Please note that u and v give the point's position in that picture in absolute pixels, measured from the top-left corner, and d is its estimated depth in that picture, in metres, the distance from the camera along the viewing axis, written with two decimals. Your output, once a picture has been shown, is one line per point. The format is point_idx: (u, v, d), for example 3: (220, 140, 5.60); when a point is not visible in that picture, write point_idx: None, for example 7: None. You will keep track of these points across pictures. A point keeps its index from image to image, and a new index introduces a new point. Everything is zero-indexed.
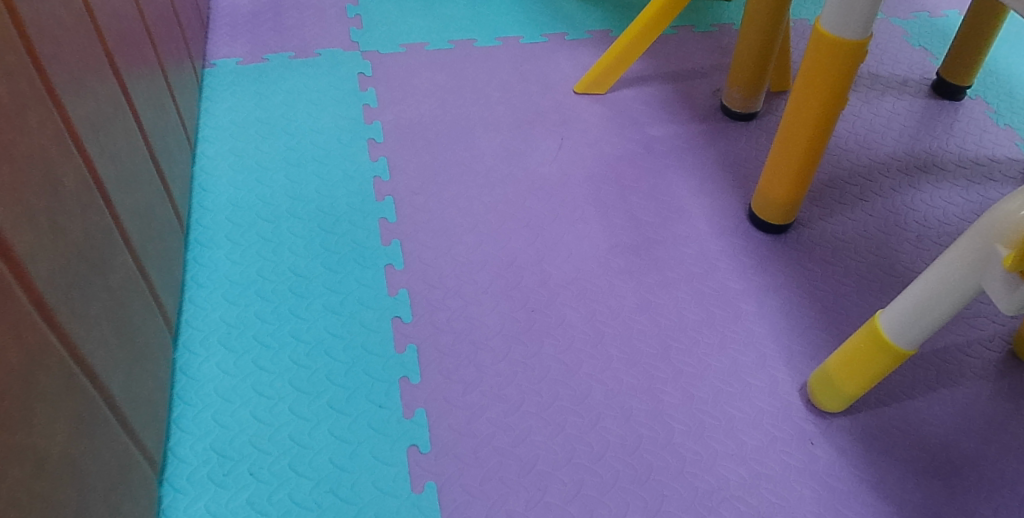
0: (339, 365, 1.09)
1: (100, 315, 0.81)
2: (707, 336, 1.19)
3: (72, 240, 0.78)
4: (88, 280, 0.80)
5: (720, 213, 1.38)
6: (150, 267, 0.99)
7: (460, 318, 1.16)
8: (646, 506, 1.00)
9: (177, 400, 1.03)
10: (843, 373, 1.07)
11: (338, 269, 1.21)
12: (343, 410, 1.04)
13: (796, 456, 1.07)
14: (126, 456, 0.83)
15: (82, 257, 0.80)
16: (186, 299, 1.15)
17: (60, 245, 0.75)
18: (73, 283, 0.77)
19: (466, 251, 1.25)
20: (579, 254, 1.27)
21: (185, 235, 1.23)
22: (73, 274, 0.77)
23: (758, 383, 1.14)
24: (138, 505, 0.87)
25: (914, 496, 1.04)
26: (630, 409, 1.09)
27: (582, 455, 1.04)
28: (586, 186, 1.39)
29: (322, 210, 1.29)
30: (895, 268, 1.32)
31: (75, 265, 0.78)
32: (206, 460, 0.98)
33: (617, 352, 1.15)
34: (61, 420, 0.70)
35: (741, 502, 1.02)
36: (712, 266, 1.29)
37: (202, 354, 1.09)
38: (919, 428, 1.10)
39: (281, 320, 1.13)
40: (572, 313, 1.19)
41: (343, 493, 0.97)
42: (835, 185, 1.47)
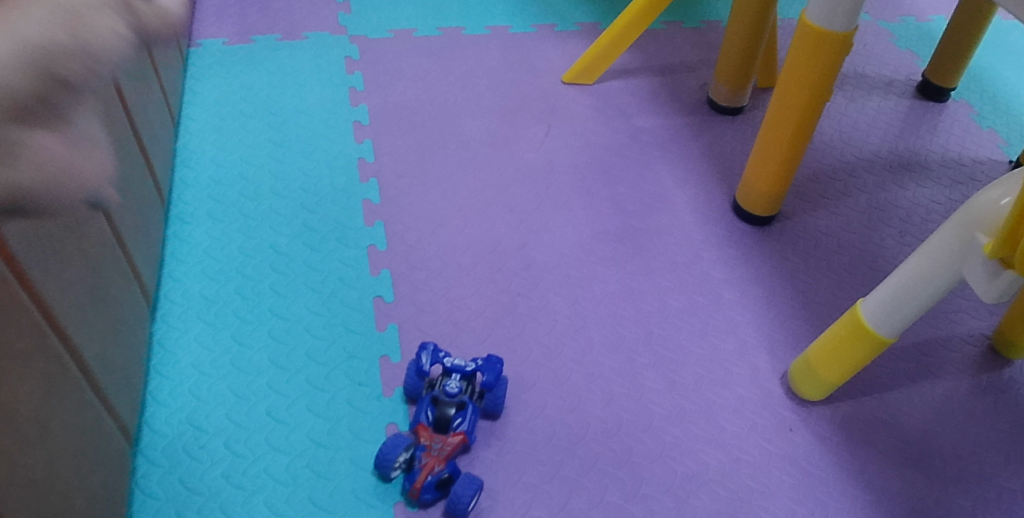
0: (318, 342, 1.07)
1: (76, 280, 0.77)
2: (689, 323, 1.19)
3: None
4: (66, 244, 0.75)
5: (704, 203, 1.38)
6: (129, 239, 0.95)
7: (442, 299, 1.15)
8: (625, 488, 0.99)
9: (153, 373, 1.01)
10: (824, 360, 1.07)
11: (319, 248, 1.19)
12: (322, 387, 1.03)
13: (776, 443, 1.06)
14: (99, 426, 0.78)
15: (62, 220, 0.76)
16: (166, 274, 1.12)
17: None
18: (48, 243, 0.72)
19: (450, 234, 1.25)
20: (563, 240, 1.28)
21: (167, 212, 1.20)
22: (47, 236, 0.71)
23: (738, 369, 1.14)
24: (113, 484, 0.81)
25: (892, 484, 1.03)
26: (610, 393, 1.09)
27: (562, 437, 1.03)
28: (572, 174, 1.39)
29: (304, 190, 1.28)
30: (877, 262, 1.33)
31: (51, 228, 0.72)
32: (181, 433, 0.96)
33: (599, 336, 1.15)
34: (35, 387, 0.65)
35: (721, 487, 1.01)
36: (696, 255, 1.29)
37: (180, 328, 1.06)
38: (898, 418, 1.10)
39: (261, 296, 1.12)
40: (555, 298, 1.19)
41: (320, 469, 0.95)
42: (820, 179, 1.48)
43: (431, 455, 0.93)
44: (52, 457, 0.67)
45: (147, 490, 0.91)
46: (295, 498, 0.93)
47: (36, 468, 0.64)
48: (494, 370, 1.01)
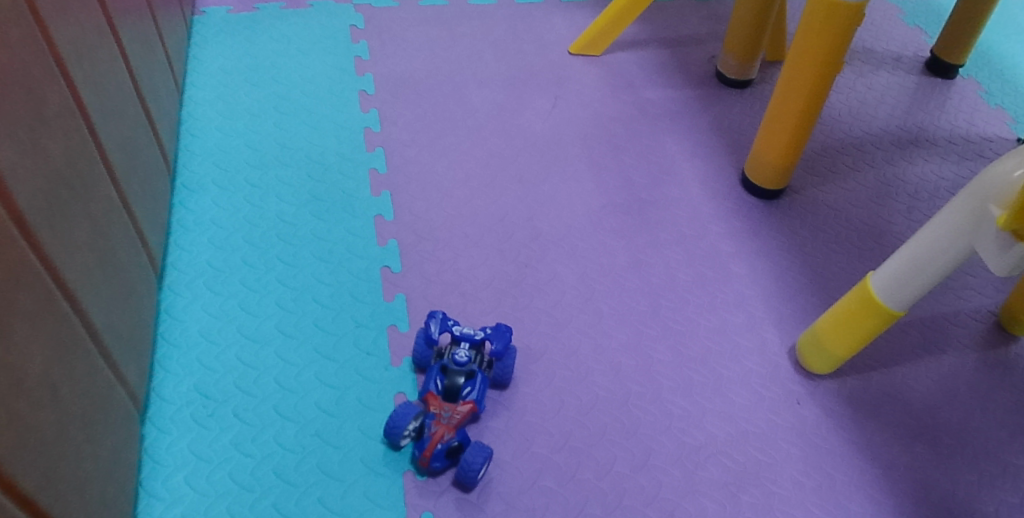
0: (326, 312, 1.07)
1: (85, 245, 0.75)
2: (697, 296, 1.18)
3: (55, 161, 0.71)
4: (75, 208, 0.74)
5: (712, 176, 1.37)
6: (135, 206, 0.93)
7: (450, 270, 1.15)
8: (634, 459, 0.99)
9: (160, 340, 1.01)
10: (833, 333, 1.07)
11: (325, 217, 1.18)
12: (330, 356, 1.02)
13: (784, 416, 1.06)
14: (108, 392, 0.77)
15: (71, 183, 0.74)
16: (172, 242, 1.11)
17: (47, 167, 0.70)
18: (56, 206, 0.70)
19: (458, 204, 1.24)
20: (571, 211, 1.27)
21: (172, 180, 1.19)
22: (56, 198, 0.70)
23: (746, 342, 1.14)
24: (123, 448, 0.81)
25: (899, 457, 1.04)
26: (619, 365, 1.08)
27: (571, 408, 1.03)
28: (579, 146, 1.38)
29: (310, 159, 1.26)
30: (885, 238, 1.32)
31: (60, 189, 0.71)
32: (190, 401, 0.96)
33: (607, 308, 1.15)
34: (46, 349, 0.64)
35: (729, 459, 1.01)
36: (704, 228, 1.28)
37: (187, 296, 1.05)
38: (905, 392, 1.10)
39: (268, 265, 1.11)
40: (563, 270, 1.18)
41: (328, 437, 0.95)
42: (828, 153, 1.47)
43: (441, 423, 0.93)
44: (63, 422, 0.67)
45: (156, 457, 0.91)
46: (304, 466, 0.92)
47: (48, 431, 0.64)
48: (503, 338, 1.01)
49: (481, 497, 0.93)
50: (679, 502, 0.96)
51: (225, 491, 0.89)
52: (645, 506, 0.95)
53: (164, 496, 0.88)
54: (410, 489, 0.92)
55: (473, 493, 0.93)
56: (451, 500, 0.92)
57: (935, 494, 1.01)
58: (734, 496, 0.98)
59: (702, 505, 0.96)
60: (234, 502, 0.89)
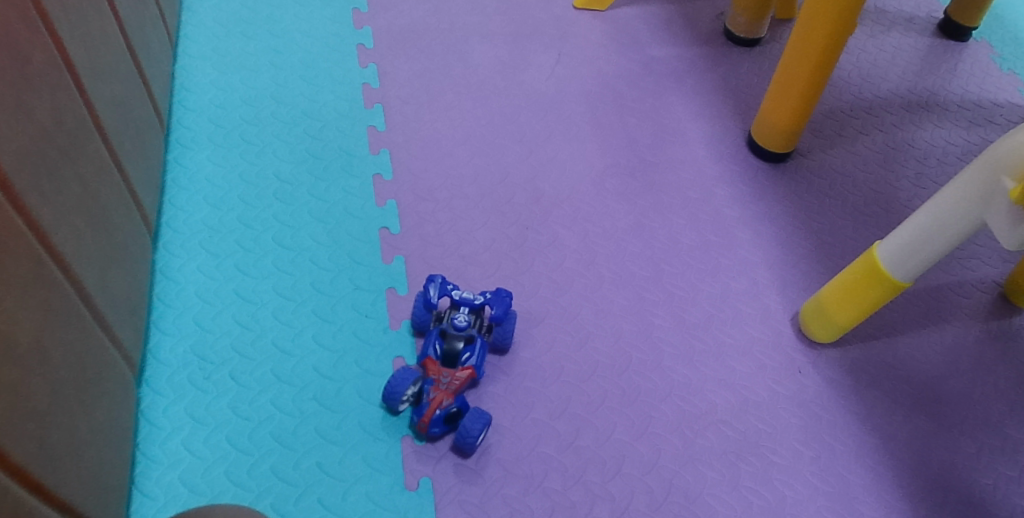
0: (324, 274, 1.05)
1: (76, 207, 0.73)
2: (701, 261, 1.17)
3: (42, 120, 0.68)
4: (64, 168, 0.71)
5: (718, 138, 1.34)
6: (128, 165, 0.90)
7: (449, 232, 1.13)
8: (633, 426, 0.99)
9: (156, 301, 0.99)
10: (837, 302, 1.06)
11: (323, 175, 1.15)
12: (328, 319, 1.01)
13: (785, 385, 1.06)
14: (102, 356, 0.76)
15: (60, 142, 0.71)
16: (167, 200, 1.08)
17: (33, 127, 0.67)
18: (43, 167, 0.67)
19: (458, 164, 1.21)
20: (574, 173, 1.24)
21: (166, 135, 1.15)
22: (43, 159, 0.67)
23: (749, 310, 1.12)
24: (119, 413, 0.79)
25: (899, 428, 1.03)
26: (619, 331, 1.07)
27: (571, 374, 1.02)
28: (583, 104, 1.35)
29: (307, 115, 1.23)
30: (891, 204, 1.30)
31: (47, 150, 0.68)
32: (186, 363, 0.95)
33: (608, 273, 1.13)
34: (36, 316, 0.63)
35: (728, 427, 1.01)
36: (709, 192, 1.26)
37: (183, 256, 1.03)
38: (907, 363, 1.09)
39: (265, 225, 1.08)
40: (565, 233, 1.16)
41: (327, 401, 0.94)
42: (837, 116, 1.44)
43: (440, 389, 0.92)
44: (56, 388, 0.65)
45: (153, 420, 0.90)
46: (303, 430, 0.91)
47: (40, 398, 0.62)
48: (503, 303, 0.99)
49: (479, 463, 0.92)
50: (678, 470, 0.96)
51: (222, 455, 0.89)
52: (644, 474, 0.95)
53: (162, 459, 0.87)
54: (408, 454, 0.91)
55: (472, 459, 0.93)
56: (449, 466, 0.91)
57: (934, 465, 1.00)
58: (734, 465, 0.97)
59: (701, 474, 0.96)
60: (233, 465, 0.88)
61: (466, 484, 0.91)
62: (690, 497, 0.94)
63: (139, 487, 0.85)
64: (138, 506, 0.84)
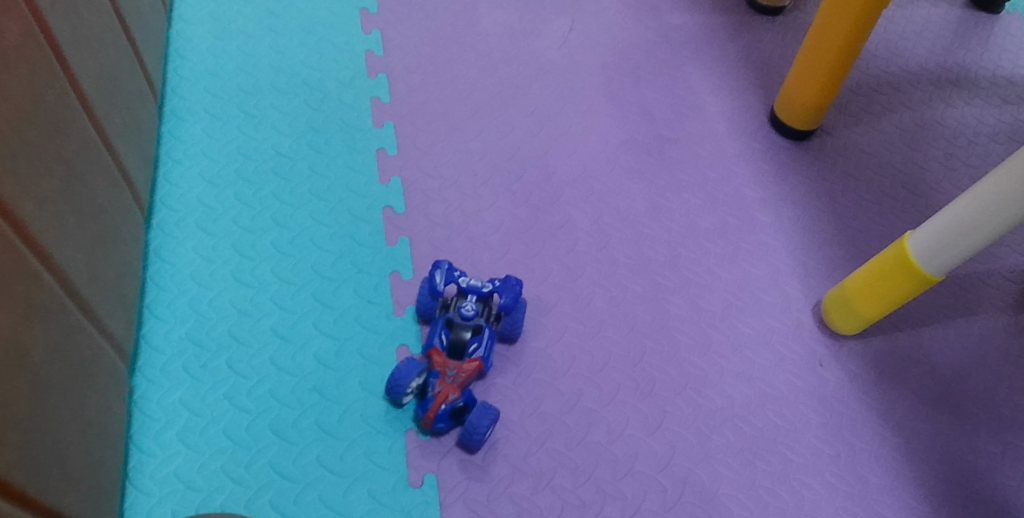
0: (325, 256, 1.00)
1: (58, 192, 0.68)
2: (720, 246, 1.11)
3: (18, 98, 0.63)
4: (43, 150, 0.66)
5: (739, 113, 1.27)
6: (117, 142, 0.85)
7: (456, 212, 1.07)
8: (646, 422, 0.95)
9: (150, 284, 0.94)
10: (861, 294, 1.01)
11: (324, 150, 1.10)
12: (329, 304, 0.96)
13: (805, 378, 1.01)
14: (90, 349, 0.71)
15: (38, 122, 0.66)
16: (161, 176, 1.03)
17: (9, 110, 0.62)
18: (21, 154, 0.62)
19: (465, 138, 1.15)
20: (587, 149, 1.18)
21: (160, 105, 1.09)
22: (21, 146, 0.63)
23: (769, 298, 1.08)
24: (110, 408, 0.76)
25: (922, 427, 0.99)
26: (633, 319, 1.03)
27: (582, 365, 0.98)
28: (597, 76, 1.28)
29: (308, 84, 1.16)
30: (919, 187, 1.23)
31: (26, 135, 0.64)
32: (181, 351, 0.90)
33: (623, 257, 1.08)
34: (13, 315, 0.58)
35: (745, 424, 0.97)
36: (729, 171, 1.20)
37: (178, 236, 0.99)
38: (931, 357, 1.04)
39: (263, 203, 1.03)
40: (578, 214, 1.11)
41: (327, 392, 0.90)
42: (862, 91, 1.34)
43: (446, 382, 0.88)
44: (40, 390, 0.61)
45: (147, 411, 0.86)
46: (303, 423, 0.88)
47: (22, 403, 0.59)
48: (512, 292, 0.93)
49: (486, 459, 0.89)
50: (693, 469, 0.93)
51: (219, 448, 0.85)
52: (657, 472, 0.92)
53: (156, 453, 0.84)
54: (412, 449, 0.88)
55: (478, 455, 0.89)
56: (455, 462, 0.88)
57: (957, 466, 0.97)
58: (750, 464, 0.94)
59: (717, 473, 0.93)
60: (230, 460, 0.85)
61: (472, 481, 0.87)
62: (705, 497, 0.91)
63: (132, 482, 0.82)
64: (131, 502, 0.81)
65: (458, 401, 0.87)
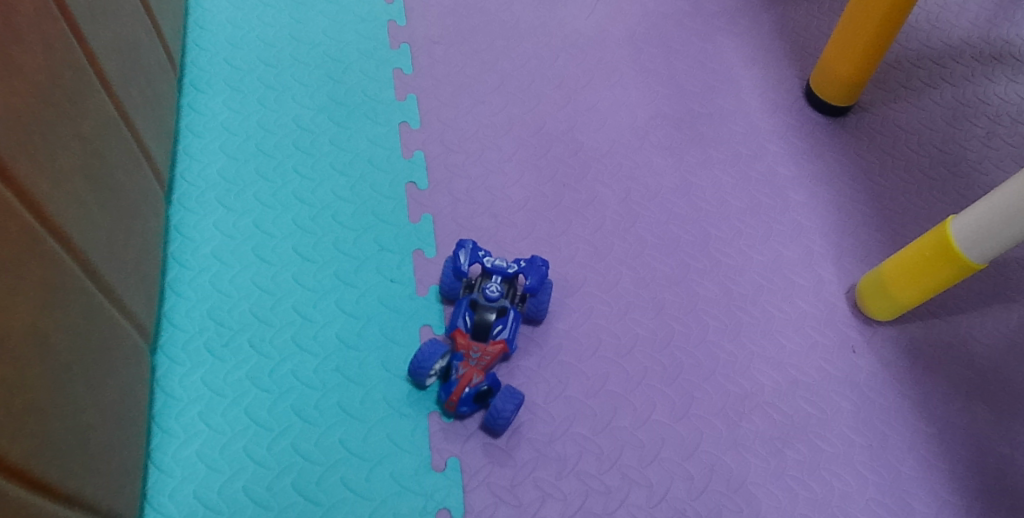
0: (347, 233, 0.98)
1: (71, 170, 0.66)
2: (751, 226, 1.08)
3: (30, 69, 0.61)
4: (55, 126, 0.64)
5: (773, 87, 1.22)
6: (136, 116, 0.83)
7: (481, 188, 1.04)
8: (674, 408, 0.93)
9: (171, 261, 0.93)
10: (899, 279, 0.98)
11: (346, 124, 1.07)
12: (351, 283, 0.94)
13: (836, 365, 0.99)
14: (111, 330, 0.70)
15: (51, 96, 0.64)
16: (182, 150, 1.01)
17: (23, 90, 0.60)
18: (37, 134, 0.61)
19: (490, 112, 1.11)
20: (616, 123, 1.14)
21: (179, 76, 1.07)
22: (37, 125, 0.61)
23: (802, 281, 1.04)
24: (133, 388, 0.75)
25: (957, 417, 0.97)
26: (661, 301, 1.00)
27: (608, 348, 0.96)
28: (626, 46, 1.22)
29: (329, 54, 1.13)
30: (959, 167, 1.17)
31: (41, 113, 0.62)
32: (203, 329, 0.89)
33: (651, 237, 1.05)
34: (27, 296, 0.57)
35: (775, 411, 0.95)
36: (762, 147, 1.15)
37: (199, 212, 0.97)
38: (969, 345, 1.01)
39: (285, 179, 1.01)
40: (605, 191, 1.08)
41: (350, 373, 0.89)
42: (901, 65, 1.26)
43: (470, 365, 0.86)
44: (60, 374, 0.60)
45: (169, 390, 0.85)
46: (325, 404, 0.87)
47: (42, 388, 0.58)
48: (538, 273, 0.90)
49: (510, 443, 0.87)
50: (721, 456, 0.91)
51: (242, 429, 0.84)
52: (684, 460, 0.90)
53: (179, 432, 0.83)
54: (435, 432, 0.86)
55: (502, 439, 0.87)
56: (479, 446, 0.86)
57: (993, 459, 0.94)
58: (779, 452, 0.92)
59: (745, 461, 0.91)
60: (252, 441, 0.84)
61: (496, 465, 0.86)
62: (732, 486, 0.90)
63: (155, 462, 0.82)
64: (155, 481, 0.81)
65: (482, 385, 0.85)
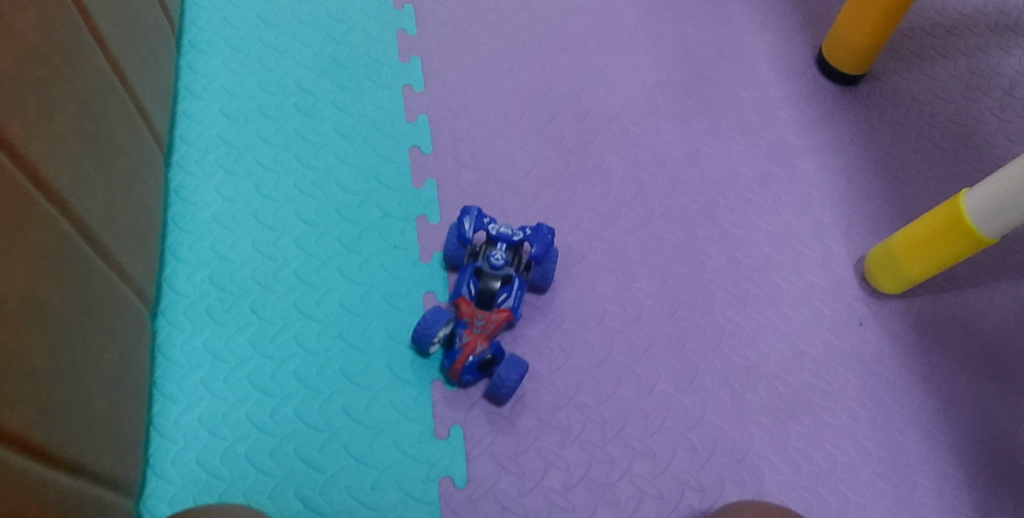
0: (350, 198, 0.96)
1: (59, 130, 0.64)
2: (760, 196, 1.06)
3: (6, 24, 0.59)
4: (40, 84, 0.62)
5: (785, 53, 1.19)
6: (133, 77, 0.81)
7: (486, 153, 1.02)
8: (679, 379, 0.92)
9: (171, 225, 0.92)
10: (908, 253, 0.96)
11: (349, 86, 1.04)
12: (354, 249, 0.93)
13: (843, 337, 0.98)
14: (110, 294, 0.69)
15: (32, 53, 0.62)
16: (181, 111, 0.99)
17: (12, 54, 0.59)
18: (27, 99, 0.60)
19: (496, 75, 1.09)
20: (624, 88, 1.12)
21: (178, 36, 1.04)
22: (27, 91, 0.60)
23: (810, 252, 1.03)
24: (135, 354, 0.75)
25: (962, 391, 0.96)
26: (668, 271, 0.99)
27: (614, 318, 0.95)
28: (635, 8, 1.19)
29: (331, 15, 1.10)
30: (972, 139, 1.15)
31: (31, 77, 0.61)
32: (204, 294, 0.88)
33: (658, 206, 1.03)
34: (11, 261, 0.56)
35: (780, 383, 0.94)
36: (772, 115, 1.13)
37: (199, 175, 0.95)
38: (976, 319, 1.00)
39: (286, 142, 0.99)
40: (612, 158, 1.06)
41: (352, 340, 0.88)
42: (915, 34, 1.23)
43: (474, 333, 0.85)
44: (59, 340, 0.60)
45: (170, 356, 0.84)
46: (327, 371, 0.86)
47: (41, 354, 0.58)
48: (543, 241, 0.89)
49: (514, 412, 0.87)
50: (725, 427, 0.91)
51: (244, 395, 0.84)
52: (688, 430, 0.90)
53: (180, 398, 0.83)
54: (439, 400, 0.86)
55: (506, 408, 0.87)
56: (482, 414, 0.86)
57: (996, 432, 0.94)
58: (784, 424, 0.92)
59: (749, 433, 0.91)
60: (254, 407, 0.83)
61: (499, 434, 0.86)
62: (736, 457, 0.90)
63: (157, 427, 0.81)
64: (157, 447, 0.80)
65: (484, 353, 0.84)
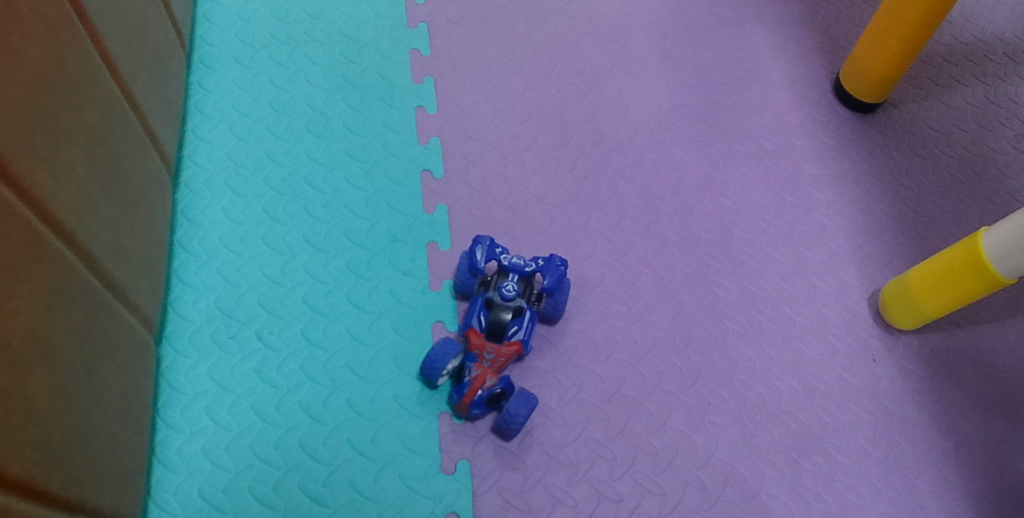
0: (360, 223, 0.95)
1: (66, 159, 0.62)
2: (774, 226, 1.05)
3: (14, 53, 0.58)
4: (47, 112, 0.61)
5: (803, 80, 1.17)
6: (144, 101, 0.80)
7: (498, 179, 1.01)
8: (689, 415, 0.91)
9: (178, 247, 0.90)
10: (925, 290, 0.94)
11: (360, 107, 1.03)
12: (363, 275, 0.92)
13: (857, 374, 0.97)
14: (115, 327, 0.68)
15: (44, 85, 0.61)
16: (190, 130, 0.98)
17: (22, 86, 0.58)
18: (37, 130, 0.59)
19: (509, 98, 1.07)
20: (638, 113, 1.10)
21: (188, 52, 1.03)
22: (37, 121, 0.59)
23: (824, 285, 1.02)
24: (140, 385, 0.74)
25: (976, 431, 0.95)
26: (680, 302, 0.97)
27: (625, 351, 0.93)
28: (652, 31, 1.17)
29: (344, 33, 1.09)
30: (988, 170, 1.12)
31: (41, 107, 0.60)
32: (210, 320, 0.87)
33: (671, 236, 1.02)
34: (15, 300, 0.54)
35: (792, 420, 0.93)
36: (788, 143, 1.11)
37: (207, 196, 0.94)
38: (993, 357, 0.99)
39: (296, 163, 0.98)
40: (626, 185, 1.04)
41: (359, 370, 0.86)
42: (933, 60, 1.20)
43: (483, 367, 0.84)
44: (61, 378, 0.59)
45: (174, 383, 0.84)
46: (334, 401, 0.85)
47: (42, 393, 0.56)
48: (556, 273, 0.87)
49: (522, 446, 0.86)
50: (735, 465, 0.89)
51: (248, 425, 0.83)
52: (698, 469, 0.88)
53: (184, 427, 0.82)
54: (446, 433, 0.85)
55: (514, 442, 0.86)
56: (489, 448, 0.85)
57: (1010, 474, 0.93)
58: (795, 463, 0.91)
59: (759, 471, 0.90)
60: (258, 437, 0.82)
61: (506, 469, 0.84)
62: (746, 496, 0.88)
63: (160, 457, 0.80)
64: (159, 477, 0.80)
65: (494, 389, 0.82)
